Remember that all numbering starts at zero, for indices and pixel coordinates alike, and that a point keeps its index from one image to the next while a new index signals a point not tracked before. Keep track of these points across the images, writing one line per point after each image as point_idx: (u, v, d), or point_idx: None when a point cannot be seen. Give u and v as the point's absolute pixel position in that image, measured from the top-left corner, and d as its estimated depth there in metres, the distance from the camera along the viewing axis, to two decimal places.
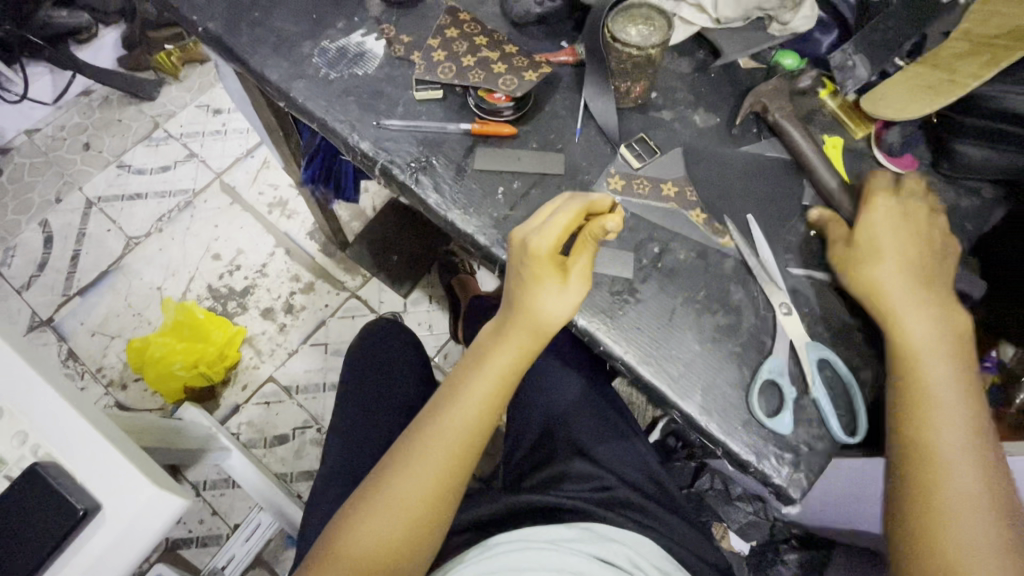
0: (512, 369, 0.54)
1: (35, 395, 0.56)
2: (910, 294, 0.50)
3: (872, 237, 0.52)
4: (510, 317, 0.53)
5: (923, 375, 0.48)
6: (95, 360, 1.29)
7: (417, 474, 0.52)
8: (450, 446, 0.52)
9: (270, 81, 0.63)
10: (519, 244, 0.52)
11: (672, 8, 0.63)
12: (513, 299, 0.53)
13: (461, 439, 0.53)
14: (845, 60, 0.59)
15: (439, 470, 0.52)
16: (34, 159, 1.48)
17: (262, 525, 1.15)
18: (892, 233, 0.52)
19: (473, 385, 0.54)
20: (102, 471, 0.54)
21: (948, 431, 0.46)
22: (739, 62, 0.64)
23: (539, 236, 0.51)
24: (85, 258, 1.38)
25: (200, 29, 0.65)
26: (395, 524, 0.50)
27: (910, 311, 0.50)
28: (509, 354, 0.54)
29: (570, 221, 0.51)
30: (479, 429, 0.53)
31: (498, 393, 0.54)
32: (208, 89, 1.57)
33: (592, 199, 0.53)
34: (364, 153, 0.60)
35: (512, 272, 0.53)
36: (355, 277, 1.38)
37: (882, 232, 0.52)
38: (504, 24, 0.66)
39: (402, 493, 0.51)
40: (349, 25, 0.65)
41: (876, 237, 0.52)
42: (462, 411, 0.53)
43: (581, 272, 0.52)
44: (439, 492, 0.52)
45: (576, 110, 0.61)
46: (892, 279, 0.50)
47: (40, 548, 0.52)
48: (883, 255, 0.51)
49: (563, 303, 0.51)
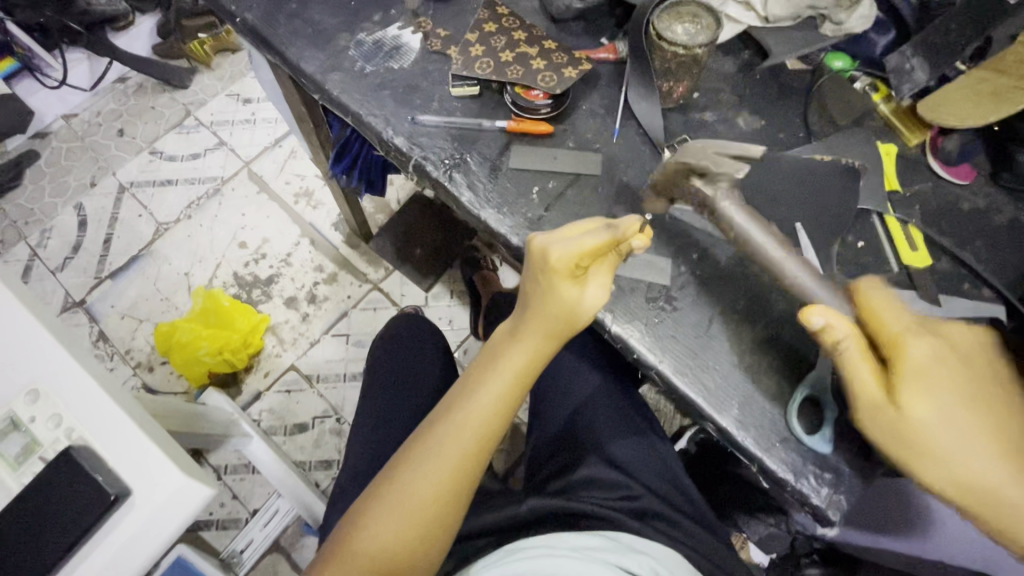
0: (527, 370, 0.53)
1: (73, 379, 0.57)
2: (949, 429, 0.42)
3: (917, 425, 0.42)
4: (529, 317, 0.52)
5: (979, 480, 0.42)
6: (124, 342, 1.32)
7: (433, 469, 0.51)
8: (467, 445, 0.52)
9: (306, 72, 0.62)
10: (539, 254, 0.49)
11: (719, 5, 0.61)
12: (534, 303, 0.52)
13: (479, 438, 0.52)
14: (902, 62, 0.57)
15: (453, 469, 0.51)
16: (71, 143, 1.51)
17: (279, 512, 1.18)
18: (929, 397, 0.42)
19: (489, 384, 0.53)
20: (133, 456, 0.55)
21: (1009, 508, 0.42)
22: (787, 64, 0.61)
23: (563, 252, 0.48)
24: (117, 242, 1.41)
25: (238, 19, 0.65)
26: (409, 518, 0.50)
27: (971, 455, 0.42)
28: (525, 355, 0.53)
29: (602, 241, 0.47)
30: (495, 428, 0.53)
31: (514, 391, 0.53)
32: (239, 78, 1.59)
33: (622, 223, 0.49)
34: (397, 148, 0.59)
35: (530, 278, 0.51)
36: (378, 269, 1.39)
37: (925, 412, 0.42)
38: (543, 19, 0.64)
39: (415, 488, 0.50)
40: (386, 18, 0.64)
41: (920, 413, 0.42)
42: (477, 410, 0.52)
43: (603, 282, 0.50)
44: (454, 488, 0.51)
45: (615, 108, 0.60)
46: (957, 447, 0.42)
47: (73, 528, 0.53)
48: (938, 437, 0.42)
49: (585, 309, 0.50)
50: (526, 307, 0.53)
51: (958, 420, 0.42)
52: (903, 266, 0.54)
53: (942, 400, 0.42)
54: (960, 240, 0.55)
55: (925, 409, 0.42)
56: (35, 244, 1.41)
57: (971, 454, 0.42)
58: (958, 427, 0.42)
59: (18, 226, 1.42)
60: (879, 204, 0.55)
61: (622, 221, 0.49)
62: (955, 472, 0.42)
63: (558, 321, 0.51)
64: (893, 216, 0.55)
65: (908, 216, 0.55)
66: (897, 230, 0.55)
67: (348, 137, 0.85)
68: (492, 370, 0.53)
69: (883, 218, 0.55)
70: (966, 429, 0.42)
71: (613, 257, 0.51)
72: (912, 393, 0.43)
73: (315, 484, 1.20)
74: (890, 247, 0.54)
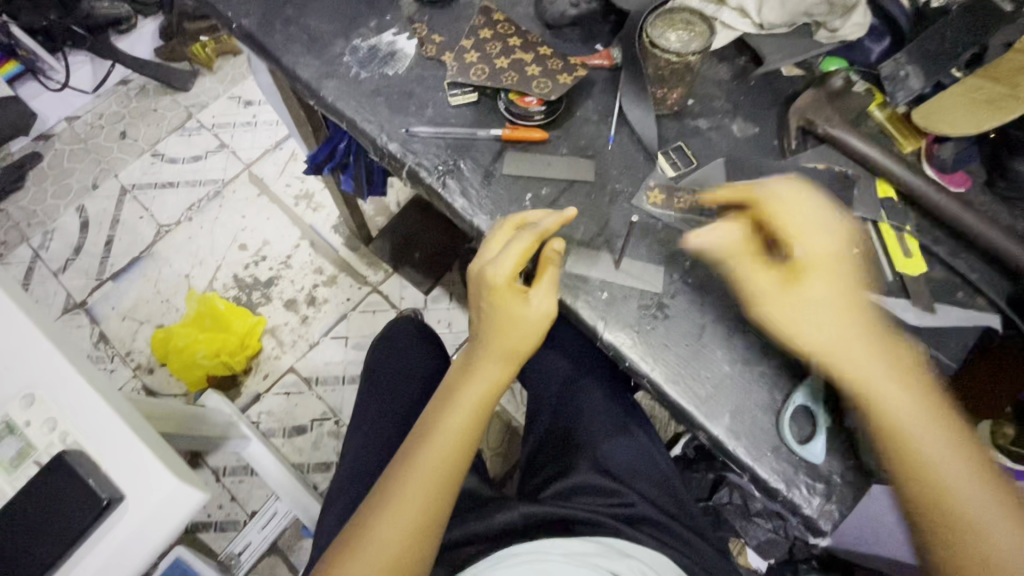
0: (490, 390, 0.55)
1: (68, 384, 0.57)
2: (834, 325, 0.47)
3: (843, 322, 0.47)
4: (484, 343, 0.55)
5: (887, 400, 0.46)
6: (124, 344, 1.32)
7: (411, 492, 0.51)
8: (443, 465, 0.53)
9: (301, 78, 0.62)
10: (479, 275, 0.53)
11: (714, 11, 0.60)
12: (485, 322, 0.54)
13: (452, 458, 0.53)
14: (896, 70, 0.56)
15: (430, 491, 0.52)
16: (74, 146, 1.52)
17: (277, 515, 1.19)
18: (813, 289, 0.48)
19: (457, 407, 0.54)
20: (126, 461, 0.55)
21: (911, 430, 0.46)
22: (783, 70, 0.61)
23: (499, 265, 0.51)
24: (118, 244, 1.42)
25: (234, 25, 0.65)
26: (389, 543, 0.50)
27: (879, 372, 0.47)
28: (488, 377, 0.55)
29: (524, 246, 0.51)
30: (465, 449, 0.54)
31: (479, 411, 0.55)
32: (240, 81, 1.60)
33: (544, 221, 0.52)
34: (392, 154, 0.59)
35: (477, 305, 0.54)
36: (378, 271, 1.39)
37: (820, 297, 0.48)
38: (537, 25, 0.64)
39: (394, 511, 0.51)
40: (381, 24, 0.64)
41: (810, 296, 0.48)
42: (446, 432, 0.54)
43: (547, 290, 0.52)
44: (434, 508, 0.52)
45: (609, 115, 0.59)
46: (850, 353, 0.47)
47: (65, 533, 0.53)
48: (829, 335, 0.47)
49: (536, 318, 0.52)
50: (477, 332, 0.55)
51: (861, 330, 0.48)
52: (897, 275, 0.54)
53: (819, 296, 0.48)
54: (954, 249, 0.55)
55: (817, 294, 0.48)
56: (37, 246, 1.41)
57: (865, 360, 0.47)
58: (841, 334, 0.47)
59: (21, 227, 1.43)
60: (873, 212, 0.55)
61: (545, 220, 0.52)
62: (855, 386, 0.47)
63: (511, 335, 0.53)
64: (887, 224, 0.55)
65: (903, 224, 0.55)
66: (892, 238, 0.55)
67: (350, 143, 0.87)
68: (457, 397, 0.55)
69: (878, 226, 0.55)
70: (881, 350, 0.48)
71: (553, 266, 0.52)
72: (825, 285, 0.48)
73: (313, 486, 1.20)
74: (884, 256, 0.54)
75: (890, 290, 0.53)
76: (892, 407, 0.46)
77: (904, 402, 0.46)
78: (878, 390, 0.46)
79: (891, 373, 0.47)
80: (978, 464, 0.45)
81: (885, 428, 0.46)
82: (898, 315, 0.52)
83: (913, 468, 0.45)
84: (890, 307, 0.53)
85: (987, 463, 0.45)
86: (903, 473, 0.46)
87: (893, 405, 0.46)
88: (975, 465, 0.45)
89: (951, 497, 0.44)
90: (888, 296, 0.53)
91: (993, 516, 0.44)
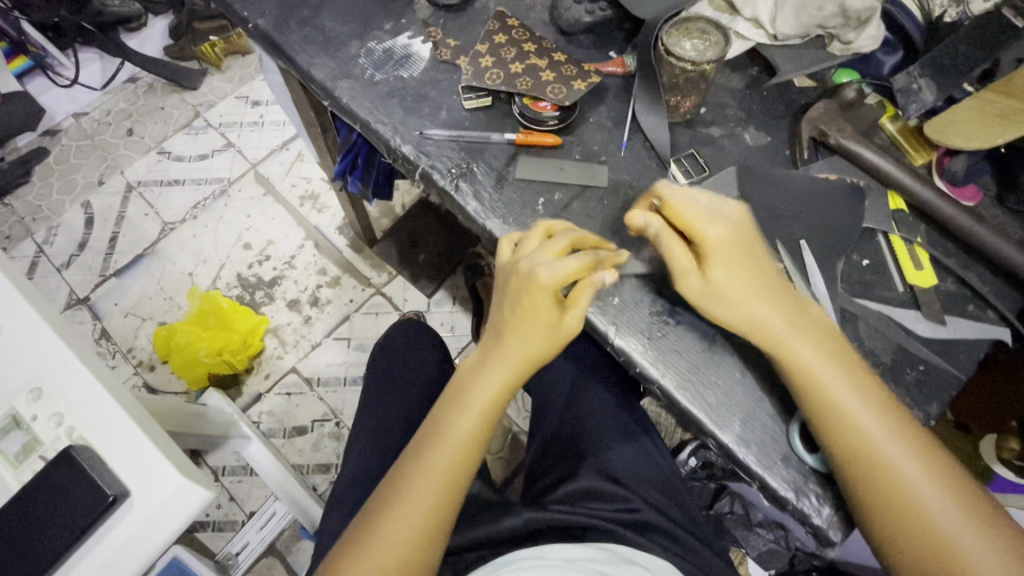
0: (497, 399, 0.54)
1: (76, 378, 0.57)
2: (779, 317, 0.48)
3: (794, 331, 0.48)
4: (501, 345, 0.53)
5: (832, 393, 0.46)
6: (126, 340, 1.32)
7: (416, 499, 0.51)
8: (449, 472, 0.52)
9: (316, 79, 0.63)
10: (526, 275, 0.51)
11: (728, 21, 0.61)
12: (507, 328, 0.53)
13: (458, 464, 0.53)
14: (910, 82, 0.57)
15: (437, 497, 0.51)
16: (80, 142, 1.52)
17: (276, 515, 1.18)
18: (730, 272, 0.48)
19: (465, 413, 0.53)
20: (132, 458, 0.55)
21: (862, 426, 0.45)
22: (794, 81, 0.61)
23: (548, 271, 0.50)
24: (123, 240, 1.42)
25: (250, 25, 0.65)
26: (392, 551, 0.49)
27: (843, 391, 0.46)
28: (496, 383, 0.53)
29: (579, 264, 0.50)
30: (471, 458, 0.53)
31: (487, 419, 0.54)
32: (249, 81, 1.61)
33: (602, 252, 0.53)
34: (405, 156, 0.59)
35: (511, 303, 0.53)
36: (382, 273, 1.39)
37: (728, 289, 0.48)
38: (552, 31, 0.64)
39: (397, 516, 0.50)
40: (397, 27, 0.65)
41: (719, 281, 0.48)
42: (457, 439, 0.53)
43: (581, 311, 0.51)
44: (439, 513, 0.51)
45: (622, 122, 0.60)
46: (814, 369, 0.47)
47: (69, 529, 0.53)
48: (777, 328, 0.48)
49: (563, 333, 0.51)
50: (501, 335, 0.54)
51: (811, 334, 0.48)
52: (908, 287, 0.54)
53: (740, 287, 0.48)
54: (964, 262, 0.55)
55: (724, 294, 0.48)
56: (41, 240, 1.41)
57: (808, 353, 0.47)
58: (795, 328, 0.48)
59: (26, 222, 1.43)
60: (884, 223, 0.56)
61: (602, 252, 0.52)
62: (822, 402, 0.46)
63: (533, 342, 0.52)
64: (898, 235, 0.55)
65: (913, 234, 0.56)
66: (903, 249, 0.55)
67: (361, 143, 0.86)
68: (467, 401, 0.54)
69: (888, 237, 0.56)
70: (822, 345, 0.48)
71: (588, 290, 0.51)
72: (721, 263, 0.49)
73: (313, 487, 1.20)
74: (895, 268, 0.55)
75: (900, 302, 0.54)
76: (860, 428, 0.45)
77: (871, 425, 0.45)
78: (846, 412, 0.46)
79: (858, 389, 0.47)
80: (953, 491, 0.44)
81: (826, 419, 0.46)
82: (908, 326, 0.53)
83: (867, 466, 0.45)
84: (900, 318, 0.53)
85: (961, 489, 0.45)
86: (852, 468, 0.45)
87: (865, 427, 0.45)
88: (948, 490, 0.44)
89: (923, 523, 0.43)
90: (898, 308, 0.53)
91: (968, 544, 0.42)
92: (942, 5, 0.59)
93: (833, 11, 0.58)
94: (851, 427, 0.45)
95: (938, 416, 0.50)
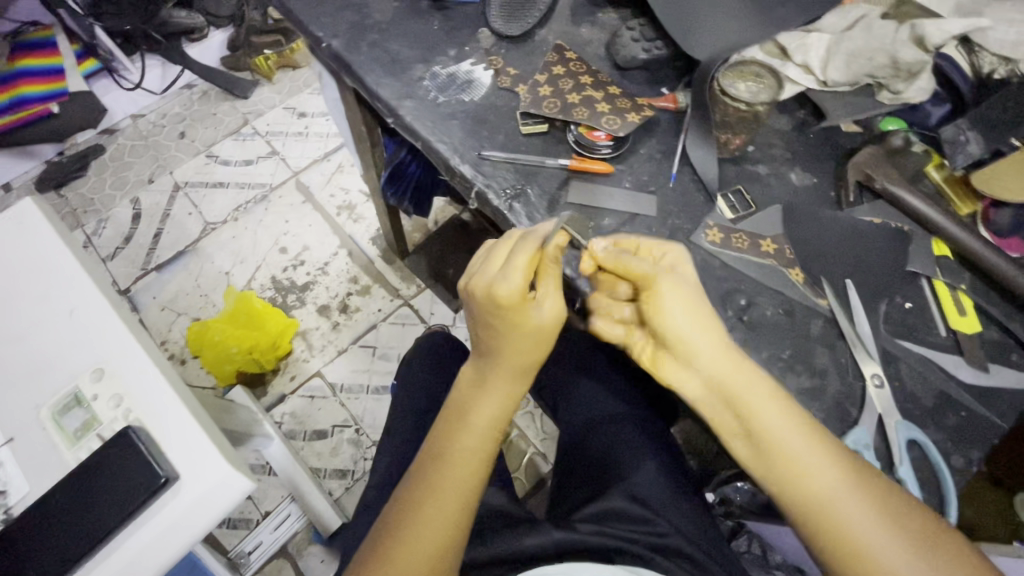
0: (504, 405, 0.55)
1: (137, 364, 0.61)
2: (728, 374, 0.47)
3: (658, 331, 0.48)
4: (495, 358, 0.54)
5: (784, 449, 0.45)
6: (161, 333, 1.36)
7: (429, 512, 0.51)
8: (462, 483, 0.52)
9: (381, 97, 0.67)
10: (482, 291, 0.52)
11: (779, 66, 0.63)
12: (495, 338, 0.53)
13: (469, 476, 0.53)
14: (957, 134, 0.59)
15: (451, 515, 0.51)
16: (135, 141, 1.61)
17: (290, 517, 1.21)
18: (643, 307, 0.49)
19: (472, 427, 0.54)
20: (184, 443, 0.58)
21: (813, 478, 0.44)
22: (842, 126, 0.63)
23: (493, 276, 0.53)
24: (166, 237, 1.48)
25: (323, 44, 0.70)
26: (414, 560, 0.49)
27: (794, 442, 0.45)
28: (498, 394, 0.54)
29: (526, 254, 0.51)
30: (481, 467, 0.54)
31: (494, 428, 0.55)
32: (297, 94, 1.69)
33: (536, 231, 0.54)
34: (462, 175, 0.62)
35: (483, 319, 0.53)
36: (410, 286, 1.43)
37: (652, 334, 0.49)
38: (607, 65, 0.68)
39: (414, 528, 0.50)
40: (460, 54, 0.69)
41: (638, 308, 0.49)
42: (465, 451, 0.53)
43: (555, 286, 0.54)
44: (454, 525, 0.51)
45: (671, 155, 0.62)
46: (750, 403, 0.46)
47: (120, 507, 0.55)
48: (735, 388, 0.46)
49: (550, 316, 0.52)
50: (489, 351, 0.54)
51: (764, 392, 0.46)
52: (951, 332, 0.55)
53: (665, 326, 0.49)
54: (1007, 312, 0.56)
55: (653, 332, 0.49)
56: (90, 231, 1.48)
57: (766, 415, 0.46)
58: (751, 384, 0.47)
59: (78, 213, 1.50)
60: (928, 268, 0.56)
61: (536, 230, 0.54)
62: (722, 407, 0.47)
63: (523, 342, 0.52)
64: (942, 280, 0.56)
65: (957, 281, 0.56)
66: (946, 295, 0.56)
67: (422, 172, 0.96)
68: (470, 415, 0.54)
69: (931, 282, 0.56)
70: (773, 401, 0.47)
71: (553, 263, 0.54)
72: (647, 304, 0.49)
73: (329, 493, 1.22)
74: (937, 311, 0.55)
75: (942, 346, 0.54)
76: (794, 453, 0.45)
77: (795, 449, 0.45)
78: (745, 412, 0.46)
79: (751, 393, 0.46)
80: (914, 537, 0.43)
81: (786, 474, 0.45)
82: (951, 371, 0.53)
83: (825, 518, 0.44)
84: (942, 362, 0.53)
85: (899, 501, 0.44)
86: (810, 523, 0.44)
87: (765, 420, 0.46)
88: (884, 506, 0.44)
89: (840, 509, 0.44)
90: (940, 352, 0.54)
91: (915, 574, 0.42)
92: (991, 62, 0.61)
93: (883, 63, 0.60)
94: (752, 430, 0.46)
95: (981, 463, 0.50)
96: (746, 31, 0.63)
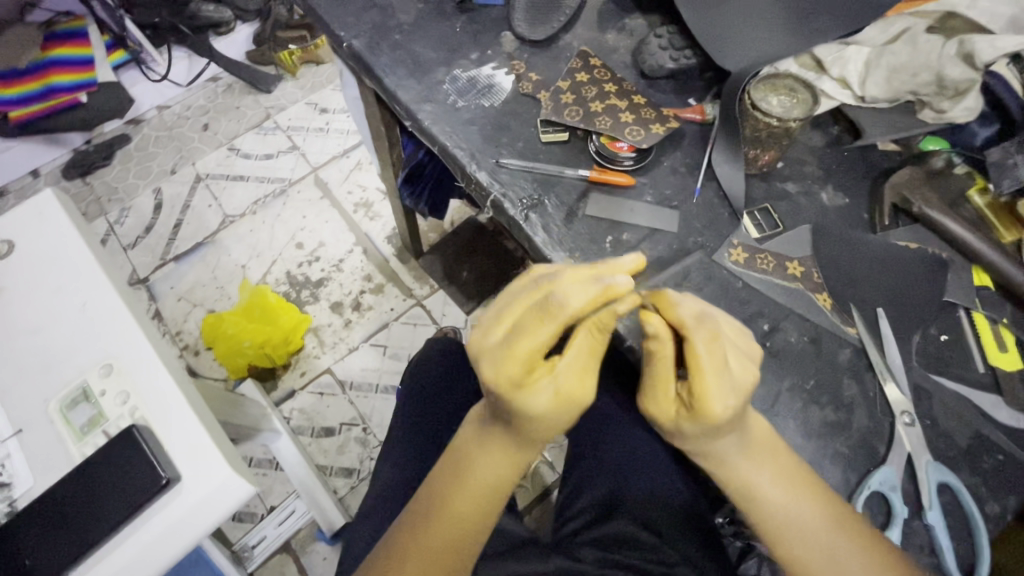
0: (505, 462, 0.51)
1: (145, 361, 0.60)
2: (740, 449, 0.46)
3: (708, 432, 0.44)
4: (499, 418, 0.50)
5: (783, 515, 0.45)
6: (176, 323, 1.38)
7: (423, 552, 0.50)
8: (458, 523, 0.51)
9: (400, 100, 0.65)
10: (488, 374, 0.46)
11: (814, 79, 0.61)
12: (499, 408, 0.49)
13: (465, 514, 0.51)
14: (1006, 157, 0.56)
15: (444, 556, 0.50)
16: (160, 132, 1.63)
17: (296, 513, 1.20)
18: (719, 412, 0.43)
19: (469, 473, 0.52)
20: (188, 445, 0.57)
21: (813, 544, 0.44)
22: (879, 145, 0.60)
23: (501, 359, 0.45)
24: (186, 228, 1.49)
25: (344, 44, 0.69)
26: None
27: (793, 508, 0.45)
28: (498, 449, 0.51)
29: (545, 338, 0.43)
30: (478, 511, 0.51)
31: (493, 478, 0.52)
32: (319, 89, 1.69)
33: (568, 304, 0.43)
34: (479, 182, 0.61)
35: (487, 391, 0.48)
36: (424, 286, 1.42)
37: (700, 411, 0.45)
38: (633, 73, 0.66)
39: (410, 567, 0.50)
40: (482, 58, 0.67)
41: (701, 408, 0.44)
42: (460, 496, 0.51)
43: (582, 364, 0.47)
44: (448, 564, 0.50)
45: (696, 169, 0.60)
46: (751, 471, 0.46)
47: (121, 507, 0.54)
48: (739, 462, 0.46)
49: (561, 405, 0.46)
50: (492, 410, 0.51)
51: (771, 460, 0.46)
52: (989, 368, 0.51)
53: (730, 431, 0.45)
54: None
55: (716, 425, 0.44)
56: (113, 220, 1.50)
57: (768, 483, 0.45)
58: (758, 455, 0.46)
59: (102, 201, 1.53)
60: (968, 299, 0.53)
61: (567, 301, 0.43)
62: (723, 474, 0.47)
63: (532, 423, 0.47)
64: (981, 313, 0.53)
65: (998, 315, 0.53)
66: (986, 328, 0.53)
67: (440, 173, 0.95)
68: (468, 461, 0.52)
69: (970, 313, 0.53)
70: (779, 469, 0.46)
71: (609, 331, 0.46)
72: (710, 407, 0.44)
73: (334, 491, 1.21)
74: (976, 346, 0.52)
75: (979, 383, 0.51)
76: (793, 519, 0.45)
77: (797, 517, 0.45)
78: (746, 485, 0.46)
79: (762, 461, 0.46)
80: None
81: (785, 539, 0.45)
82: (988, 411, 0.50)
83: None
84: (978, 401, 0.50)
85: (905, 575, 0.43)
86: None
87: (766, 488, 0.45)
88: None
89: None
90: (977, 389, 0.51)
91: None
92: None
93: (929, 80, 0.58)
94: (755, 500, 0.46)
95: (1017, 511, 0.47)
96: (781, 44, 0.61)
